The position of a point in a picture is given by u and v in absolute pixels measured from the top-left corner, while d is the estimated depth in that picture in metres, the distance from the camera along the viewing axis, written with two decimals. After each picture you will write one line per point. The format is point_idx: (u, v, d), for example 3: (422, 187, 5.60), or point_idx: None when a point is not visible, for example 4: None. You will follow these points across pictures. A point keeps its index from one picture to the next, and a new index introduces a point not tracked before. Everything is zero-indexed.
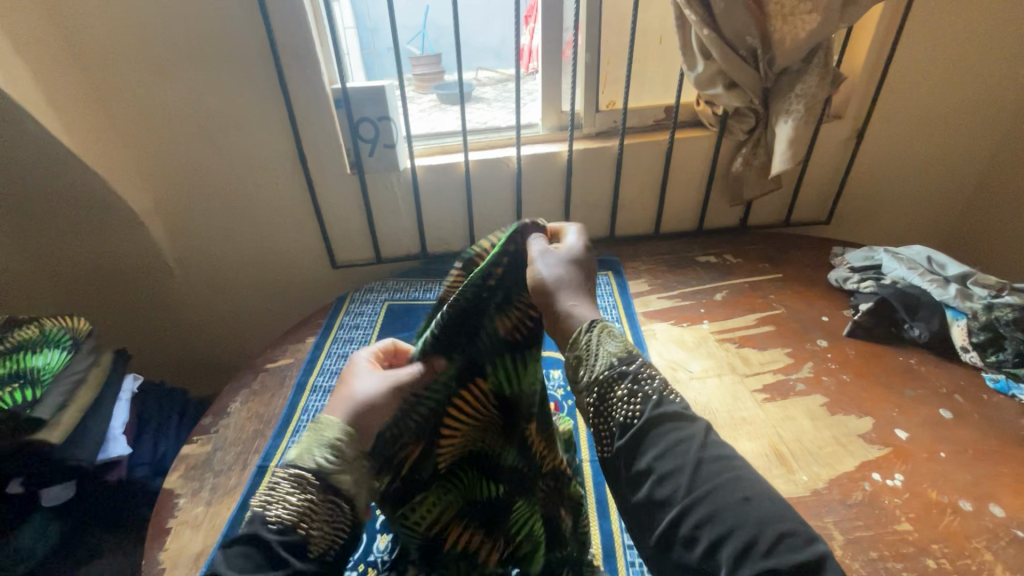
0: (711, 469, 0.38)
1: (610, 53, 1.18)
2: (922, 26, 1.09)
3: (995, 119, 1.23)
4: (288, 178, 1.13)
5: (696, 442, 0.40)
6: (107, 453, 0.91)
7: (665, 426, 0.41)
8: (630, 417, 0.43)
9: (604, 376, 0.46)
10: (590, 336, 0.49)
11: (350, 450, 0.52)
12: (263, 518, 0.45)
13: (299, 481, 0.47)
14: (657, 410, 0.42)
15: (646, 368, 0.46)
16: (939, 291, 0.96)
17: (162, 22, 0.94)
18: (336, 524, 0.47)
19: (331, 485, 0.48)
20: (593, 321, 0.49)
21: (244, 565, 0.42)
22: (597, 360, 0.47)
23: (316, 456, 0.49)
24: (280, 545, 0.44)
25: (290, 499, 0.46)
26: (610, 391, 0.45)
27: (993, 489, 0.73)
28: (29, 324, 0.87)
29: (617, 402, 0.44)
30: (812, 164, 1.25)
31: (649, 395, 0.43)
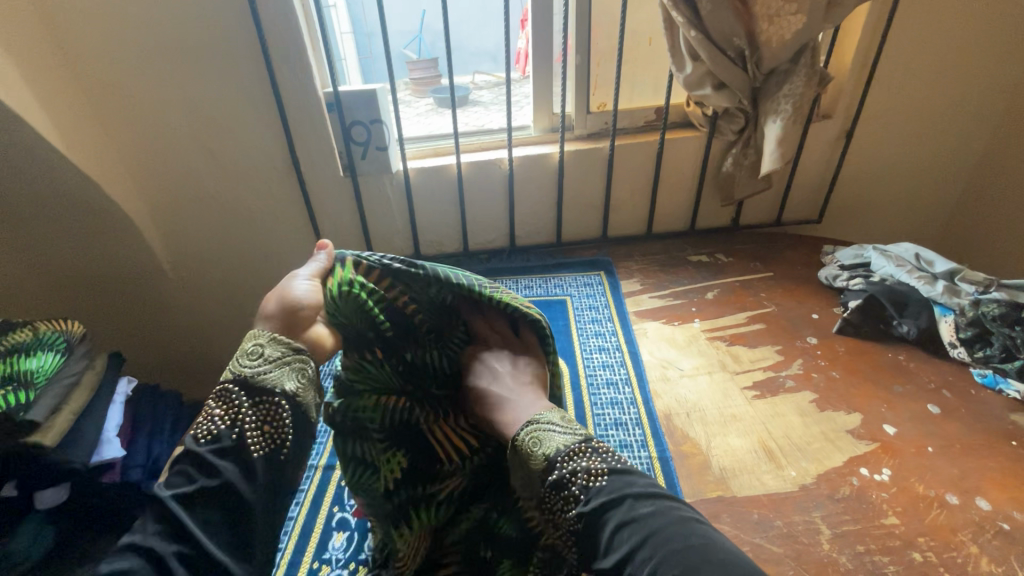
0: (636, 547, 0.46)
1: (601, 56, 1.20)
2: (908, 26, 1.11)
3: (982, 118, 1.24)
4: (280, 181, 1.14)
5: (622, 526, 0.48)
6: (101, 455, 0.93)
7: (597, 526, 0.50)
8: (574, 523, 0.53)
9: (544, 492, 0.56)
10: (520, 448, 0.60)
11: (275, 351, 0.60)
12: (195, 434, 0.55)
13: (225, 396, 0.57)
14: (586, 509, 0.51)
15: (567, 465, 0.55)
16: (927, 288, 0.98)
17: (155, 28, 0.95)
18: (269, 419, 0.57)
19: (257, 386, 0.57)
20: (523, 430, 0.61)
21: (180, 479, 0.52)
22: (536, 477, 0.57)
23: (240, 368, 0.59)
24: (211, 450, 0.53)
25: (218, 411, 0.56)
26: (553, 501, 0.55)
27: (980, 482, 0.73)
28: (24, 327, 0.87)
29: (561, 510, 0.54)
30: (802, 164, 1.27)
31: (577, 496, 0.53)
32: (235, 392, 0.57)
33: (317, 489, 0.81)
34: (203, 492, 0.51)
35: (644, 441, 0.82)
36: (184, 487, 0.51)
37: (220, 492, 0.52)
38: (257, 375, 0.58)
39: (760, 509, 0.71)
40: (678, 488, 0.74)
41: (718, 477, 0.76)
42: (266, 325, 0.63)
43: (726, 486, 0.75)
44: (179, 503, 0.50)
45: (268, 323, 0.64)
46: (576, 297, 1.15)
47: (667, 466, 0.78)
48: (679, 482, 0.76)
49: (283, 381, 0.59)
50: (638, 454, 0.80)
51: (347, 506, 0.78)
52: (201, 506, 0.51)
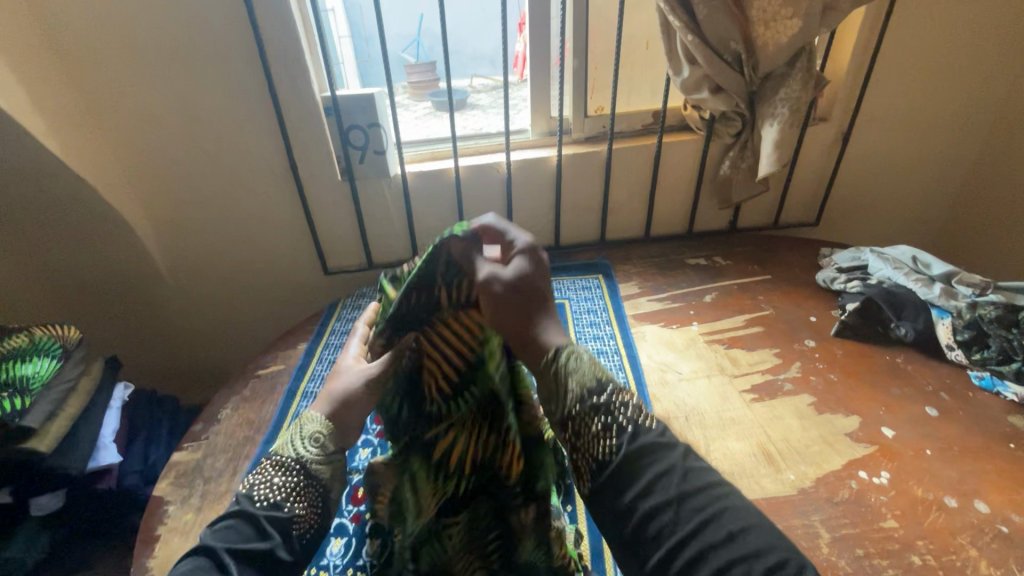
0: (694, 505, 0.39)
1: (598, 59, 1.20)
2: (904, 30, 1.11)
3: (978, 121, 1.24)
4: (278, 185, 1.14)
5: (678, 475, 0.40)
6: (96, 461, 0.91)
7: (644, 464, 0.41)
8: (609, 453, 0.42)
9: (576, 411, 0.45)
10: (557, 367, 0.47)
11: (331, 443, 0.59)
12: (249, 497, 0.52)
13: (282, 465, 0.55)
14: (634, 444, 0.42)
15: (617, 395, 0.45)
16: (924, 290, 0.97)
17: (152, 32, 0.95)
18: (317, 504, 0.54)
19: (312, 473, 0.56)
20: (562, 348, 0.48)
21: (233, 535, 0.49)
22: (567, 393, 0.46)
23: (299, 447, 0.57)
24: (265, 517, 0.50)
25: (276, 479, 0.54)
26: (584, 425, 0.44)
27: (978, 485, 0.73)
28: (20, 333, 0.87)
29: (591, 438, 0.43)
30: (799, 167, 1.27)
31: (623, 427, 0.43)
32: (295, 468, 0.55)
33: None
34: (253, 554, 0.48)
35: None
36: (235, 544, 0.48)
37: (266, 561, 0.48)
38: (316, 461, 0.56)
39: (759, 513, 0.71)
40: None
41: None
42: (321, 412, 0.62)
43: None
44: (230, 556, 0.47)
45: (323, 406, 0.63)
46: (575, 300, 1.15)
47: None
48: None
49: (332, 478, 0.57)
50: None
51: (344, 512, 0.78)
52: (248, 567, 0.47)
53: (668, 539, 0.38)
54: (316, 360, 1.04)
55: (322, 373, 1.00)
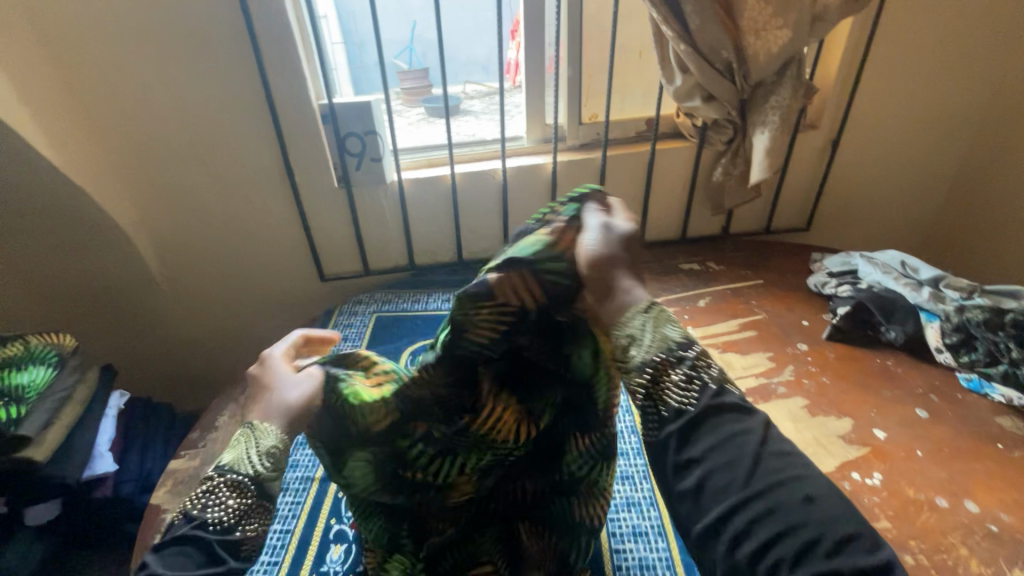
0: (769, 464, 0.42)
1: (592, 67, 1.21)
2: (889, 40, 1.14)
3: (962, 129, 1.27)
4: (274, 191, 1.14)
5: (754, 435, 0.43)
6: (92, 470, 0.90)
7: (719, 420, 0.44)
8: (686, 404, 0.45)
9: (660, 366, 0.47)
10: (644, 318, 0.49)
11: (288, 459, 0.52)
12: (199, 519, 0.46)
13: (235, 485, 0.48)
14: (715, 400, 0.45)
15: (701, 357, 0.48)
16: (913, 294, 1.00)
17: (150, 39, 0.96)
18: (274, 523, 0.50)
19: (267, 493, 0.50)
20: (652, 304, 0.50)
21: (182, 562, 0.44)
22: (652, 344, 0.49)
23: (252, 462, 0.50)
24: (218, 544, 0.45)
25: (230, 501, 0.47)
26: (665, 374, 0.47)
27: (967, 485, 0.75)
28: (15, 341, 0.86)
29: (670, 387, 0.46)
30: (790, 173, 1.29)
31: (706, 385, 0.46)
32: (249, 485, 0.49)
33: (314, 501, 0.81)
34: None
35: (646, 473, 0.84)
36: (187, 573, 0.43)
37: None
38: (276, 477, 0.50)
39: None
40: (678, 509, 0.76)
41: None
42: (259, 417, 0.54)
43: None
44: None
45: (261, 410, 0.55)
46: None
47: None
48: None
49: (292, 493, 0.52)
50: (640, 488, 0.81)
51: (345, 518, 0.78)
52: None
53: (738, 491, 0.41)
54: None
55: None
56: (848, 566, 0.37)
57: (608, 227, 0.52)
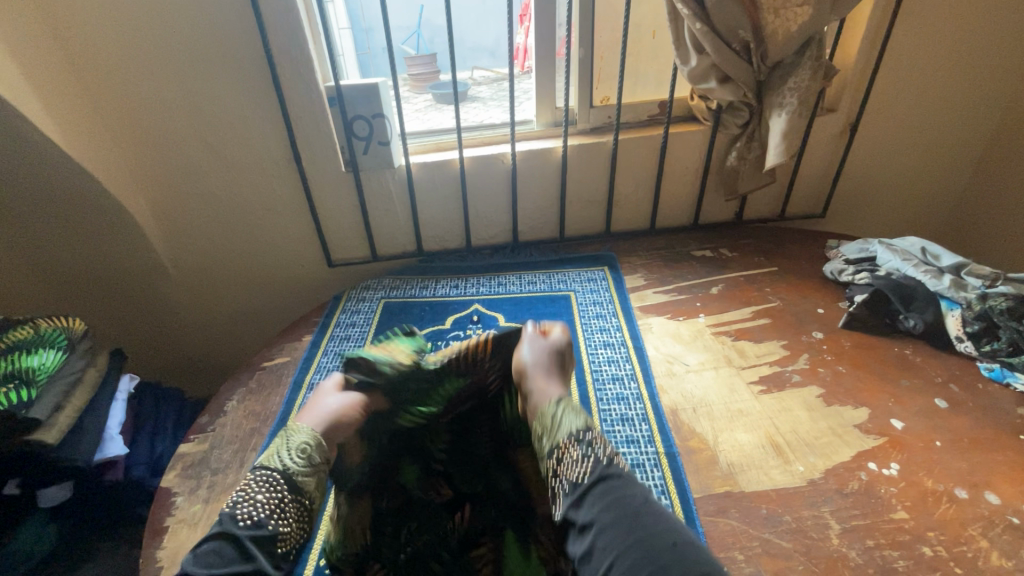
0: (650, 525, 0.45)
1: (604, 49, 1.18)
2: (914, 20, 1.10)
3: (987, 112, 1.23)
4: (282, 175, 1.13)
5: (638, 500, 0.47)
6: (103, 453, 0.90)
7: (602, 488, 0.49)
8: (580, 477, 0.51)
9: (562, 442, 0.55)
10: (557, 410, 0.61)
11: (318, 456, 0.58)
12: (232, 516, 0.50)
13: (266, 479, 0.54)
14: (605, 470, 0.51)
15: (599, 436, 0.55)
16: (933, 282, 0.96)
17: (154, 20, 0.94)
18: (302, 519, 0.54)
19: (298, 487, 0.55)
20: (561, 399, 0.63)
21: (215, 561, 0.47)
22: (559, 430, 0.57)
23: (285, 459, 0.56)
24: (250, 539, 0.49)
25: (260, 496, 0.52)
26: (566, 453, 0.54)
27: (988, 477, 0.73)
28: (24, 326, 0.87)
29: (569, 463, 0.53)
30: (806, 158, 1.26)
31: (599, 458, 0.52)
32: (280, 482, 0.54)
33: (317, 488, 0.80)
34: None
35: (651, 437, 0.82)
36: (219, 571, 0.46)
37: None
38: (302, 474, 0.56)
39: (769, 504, 0.71)
40: (686, 484, 0.74)
41: (726, 472, 0.76)
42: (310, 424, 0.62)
43: (734, 481, 0.75)
44: None
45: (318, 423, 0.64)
46: (580, 292, 1.14)
47: (674, 462, 0.78)
48: (686, 478, 0.75)
49: (318, 488, 0.57)
50: (644, 450, 0.80)
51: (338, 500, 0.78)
52: None
53: (619, 553, 0.43)
54: (321, 352, 1.04)
55: (328, 365, 1.00)
56: None
57: (551, 340, 0.76)
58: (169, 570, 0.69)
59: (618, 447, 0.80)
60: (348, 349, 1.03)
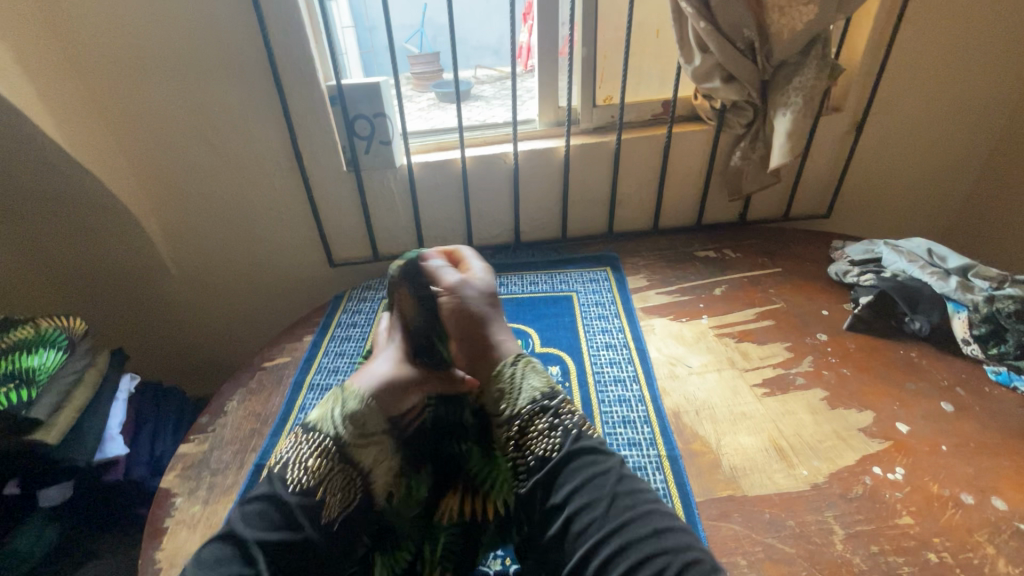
0: (624, 498, 0.55)
1: (607, 48, 1.17)
2: (922, 19, 1.09)
3: (994, 112, 1.22)
4: (284, 175, 1.13)
5: (611, 475, 0.57)
6: (103, 454, 0.90)
7: (575, 461, 0.58)
8: (551, 449, 0.60)
9: (528, 412, 0.64)
10: (514, 369, 0.69)
11: (365, 426, 0.63)
12: (284, 481, 0.57)
13: (318, 446, 0.60)
14: (574, 443, 0.60)
15: (561, 405, 0.65)
16: (939, 284, 0.95)
17: (155, 18, 0.93)
18: (348, 487, 0.60)
19: (346, 457, 0.61)
20: (518, 357, 0.71)
21: (264, 522, 0.54)
22: (522, 398, 0.66)
23: (334, 425, 0.63)
24: (299, 504, 0.56)
25: (311, 461, 0.59)
26: (535, 425, 0.63)
27: (994, 482, 0.72)
28: (27, 323, 0.87)
29: (535, 433, 0.62)
30: (812, 158, 1.25)
31: (566, 429, 0.62)
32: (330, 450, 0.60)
33: None
34: (287, 544, 0.53)
35: (653, 440, 0.81)
36: (265, 533, 0.52)
37: (297, 552, 0.53)
38: (350, 444, 0.61)
39: (772, 508, 0.70)
40: (688, 487, 0.73)
41: (729, 476, 0.75)
42: (365, 389, 0.66)
43: (736, 485, 0.74)
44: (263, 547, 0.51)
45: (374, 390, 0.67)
46: (583, 293, 1.14)
47: (676, 465, 0.77)
48: (689, 481, 0.75)
49: (367, 458, 0.62)
50: (646, 453, 0.79)
51: None
52: (279, 557, 0.52)
53: (601, 523, 0.53)
54: (322, 352, 1.03)
55: (329, 365, 1.00)
56: None
57: (475, 278, 0.79)
58: (168, 571, 0.68)
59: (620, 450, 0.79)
60: (349, 349, 1.03)
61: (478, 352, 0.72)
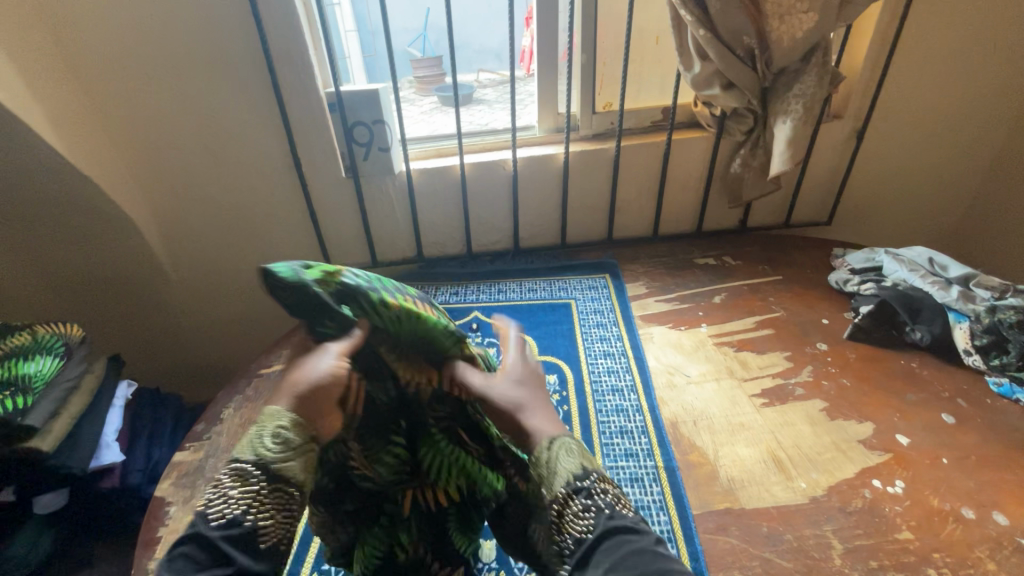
0: None
1: (607, 55, 1.17)
2: (923, 26, 1.08)
3: (997, 120, 1.21)
4: (282, 180, 1.12)
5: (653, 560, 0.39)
6: (99, 460, 0.91)
7: (607, 546, 0.41)
8: (583, 533, 0.43)
9: (557, 496, 0.46)
10: (547, 454, 0.48)
11: (298, 438, 0.46)
12: (205, 514, 0.42)
13: (240, 475, 0.44)
14: (608, 523, 0.43)
15: (602, 480, 0.46)
16: (941, 293, 0.95)
17: (154, 24, 0.93)
18: (291, 508, 0.44)
19: (278, 476, 0.44)
20: (553, 437, 0.49)
21: (183, 568, 0.39)
22: (551, 477, 0.47)
23: (258, 447, 0.45)
24: (225, 540, 0.41)
25: (234, 492, 0.43)
26: (564, 508, 0.45)
27: (996, 496, 0.71)
28: (23, 331, 0.87)
29: (571, 517, 0.45)
30: (813, 165, 1.24)
31: (602, 509, 0.44)
32: (253, 472, 0.44)
33: None
34: None
35: (650, 451, 0.80)
36: None
37: None
38: (278, 461, 0.45)
39: (769, 522, 0.70)
40: (685, 500, 0.73)
41: (726, 488, 0.74)
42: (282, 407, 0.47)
43: (734, 498, 0.73)
44: None
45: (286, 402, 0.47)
46: (581, 300, 1.13)
47: (673, 476, 0.76)
48: (686, 493, 0.74)
49: (303, 474, 0.46)
50: (643, 464, 0.78)
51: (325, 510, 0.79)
52: None
53: None
54: None
55: None
56: None
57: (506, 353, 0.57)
58: None
59: (617, 461, 0.79)
60: None
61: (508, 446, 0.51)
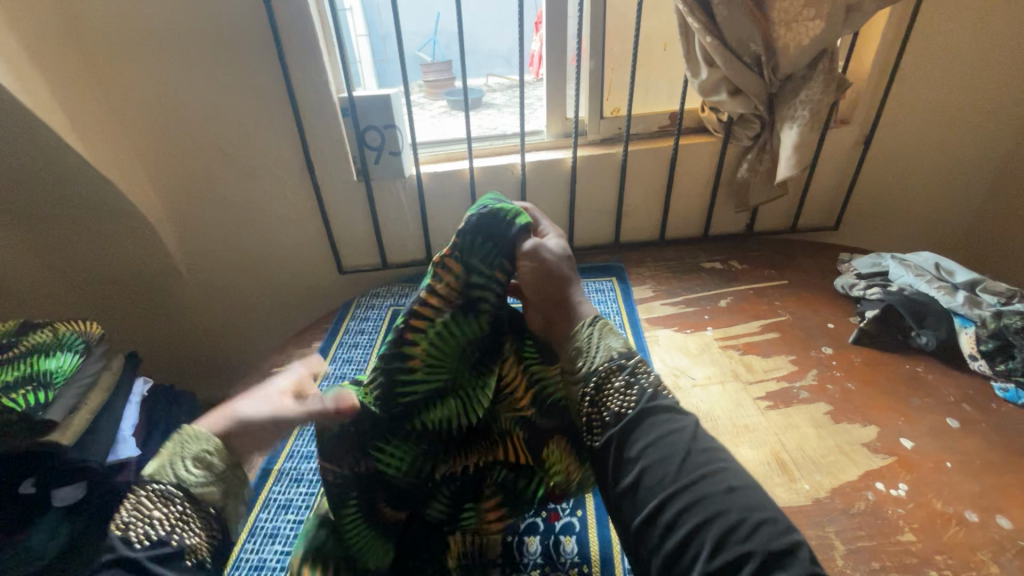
0: (698, 459, 0.50)
1: (614, 61, 1.19)
2: (930, 32, 1.09)
3: (1006, 126, 1.21)
4: (295, 183, 1.15)
5: (686, 436, 0.52)
6: (115, 454, 0.92)
7: (647, 421, 0.54)
8: (624, 408, 0.55)
9: (602, 364, 0.60)
10: (591, 330, 0.65)
11: (221, 463, 0.56)
12: (126, 539, 0.49)
13: (162, 496, 0.52)
14: (651, 402, 0.55)
15: (640, 364, 0.59)
16: (947, 298, 0.95)
17: (173, 32, 0.97)
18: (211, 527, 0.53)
19: (198, 498, 0.53)
20: (596, 321, 0.66)
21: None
22: (597, 353, 0.62)
23: (179, 471, 0.54)
24: (151, 556, 0.48)
25: (157, 512, 0.51)
26: (608, 382, 0.58)
27: (999, 500, 0.72)
28: (46, 327, 0.92)
29: (614, 391, 0.57)
30: (820, 170, 1.25)
31: (643, 390, 0.57)
32: (176, 496, 0.52)
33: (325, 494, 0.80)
34: None
35: None
36: None
37: None
38: (200, 485, 0.54)
39: None
40: None
41: None
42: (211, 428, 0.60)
43: None
44: None
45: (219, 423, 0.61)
46: None
47: None
48: None
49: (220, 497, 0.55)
50: None
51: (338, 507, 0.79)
52: None
53: (669, 486, 0.48)
54: (330, 358, 1.05)
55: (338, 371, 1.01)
56: (761, 546, 0.43)
57: (551, 244, 0.74)
58: None
59: None
60: (356, 355, 1.04)
61: (556, 318, 0.71)
